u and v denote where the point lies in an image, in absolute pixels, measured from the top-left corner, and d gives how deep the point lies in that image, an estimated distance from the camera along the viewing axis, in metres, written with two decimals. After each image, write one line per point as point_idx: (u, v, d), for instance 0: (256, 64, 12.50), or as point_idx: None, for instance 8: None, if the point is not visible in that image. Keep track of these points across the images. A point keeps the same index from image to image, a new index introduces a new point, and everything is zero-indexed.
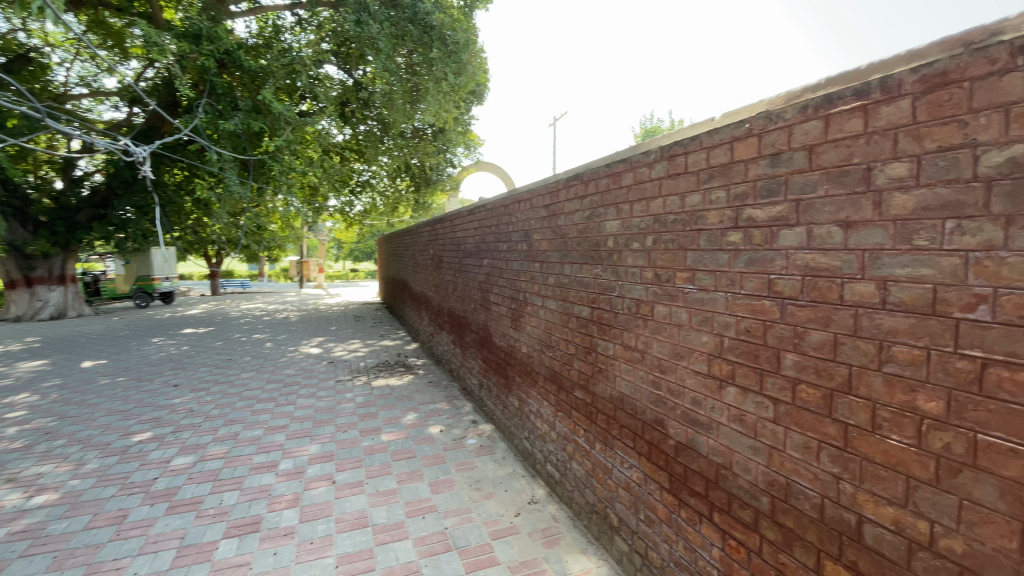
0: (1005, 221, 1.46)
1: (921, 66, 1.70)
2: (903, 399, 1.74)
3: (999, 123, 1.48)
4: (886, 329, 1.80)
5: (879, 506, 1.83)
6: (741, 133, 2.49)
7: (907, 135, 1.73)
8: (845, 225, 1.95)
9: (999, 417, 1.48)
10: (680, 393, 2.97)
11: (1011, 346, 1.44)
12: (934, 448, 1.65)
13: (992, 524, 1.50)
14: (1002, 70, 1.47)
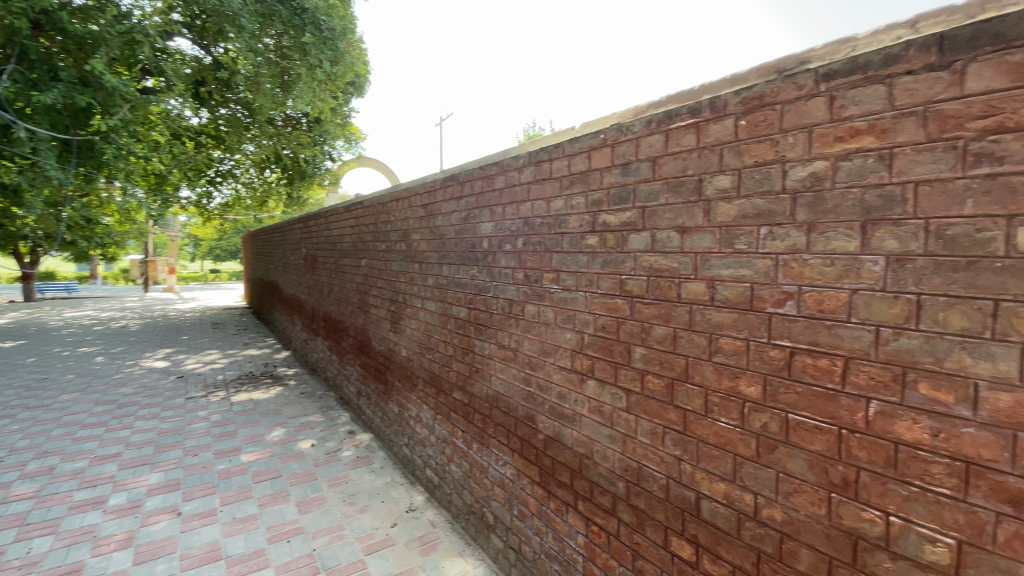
0: (807, 228, 1.71)
1: (743, 90, 1.94)
2: (729, 385, 1.98)
3: (804, 142, 1.72)
4: (714, 323, 2.04)
5: (711, 482, 2.06)
6: (597, 142, 2.70)
7: (731, 151, 1.98)
8: (681, 231, 2.20)
9: (805, 399, 1.72)
10: (547, 388, 3.10)
11: (813, 336, 1.70)
12: (755, 428, 1.89)
13: (804, 493, 1.73)
14: (808, 95, 1.72)
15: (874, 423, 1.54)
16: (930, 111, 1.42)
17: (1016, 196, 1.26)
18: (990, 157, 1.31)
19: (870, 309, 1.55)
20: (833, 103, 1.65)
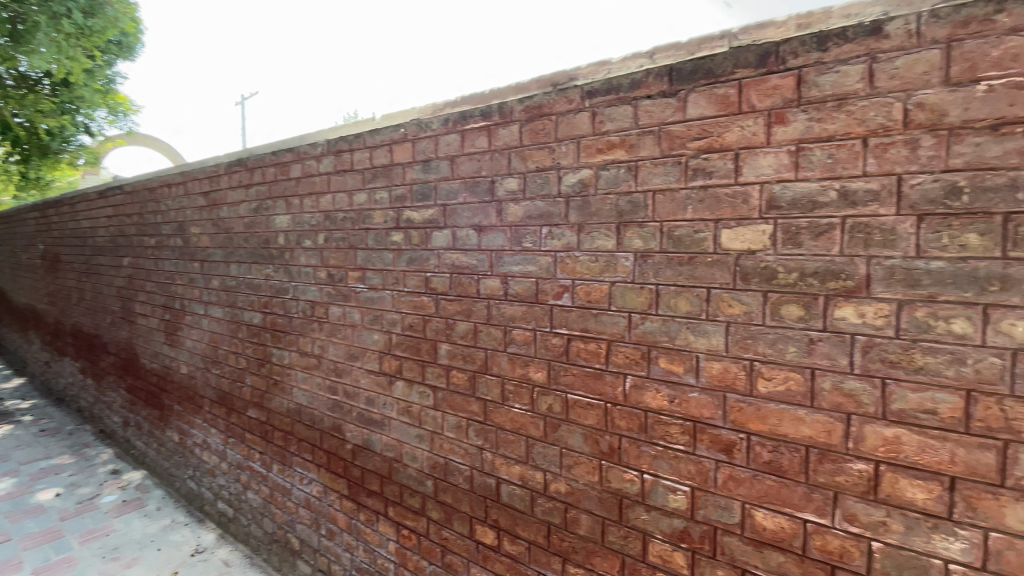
0: (578, 228, 1.93)
1: (525, 98, 2.09)
2: (521, 372, 2.13)
3: (574, 151, 1.94)
4: (508, 316, 2.17)
5: (509, 466, 2.18)
6: (397, 136, 2.63)
7: (517, 155, 2.13)
8: (478, 229, 2.28)
9: (580, 379, 1.94)
10: (354, 394, 2.94)
11: (584, 323, 1.92)
12: (542, 411, 2.06)
13: (582, 464, 1.94)
14: (576, 108, 1.94)
15: (630, 396, 1.80)
16: (663, 131, 1.71)
17: (720, 204, 1.58)
18: (704, 171, 1.62)
19: (624, 298, 1.81)
20: (595, 118, 1.88)
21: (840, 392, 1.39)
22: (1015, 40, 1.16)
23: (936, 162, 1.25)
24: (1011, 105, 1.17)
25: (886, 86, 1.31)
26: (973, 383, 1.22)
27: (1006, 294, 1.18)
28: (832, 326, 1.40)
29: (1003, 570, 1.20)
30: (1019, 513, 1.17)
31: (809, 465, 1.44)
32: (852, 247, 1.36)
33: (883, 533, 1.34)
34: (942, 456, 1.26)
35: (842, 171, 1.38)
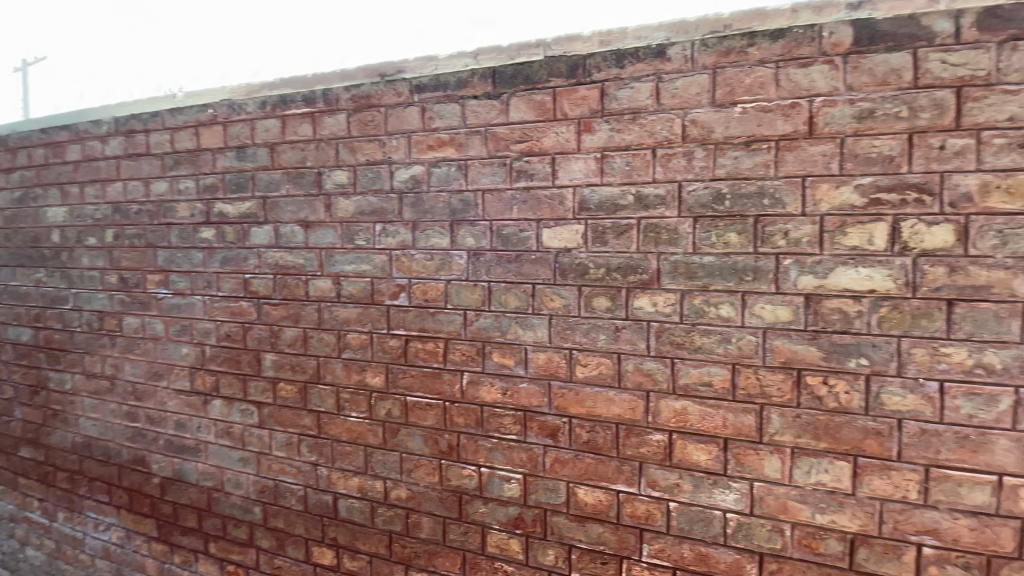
0: (411, 225, 1.88)
1: (351, 87, 1.96)
2: (357, 379, 2.01)
3: (404, 146, 1.88)
4: (341, 319, 2.03)
5: (347, 479, 2.06)
6: (205, 118, 2.28)
7: (345, 147, 1.99)
8: (305, 225, 2.09)
9: (418, 380, 1.90)
10: (159, 419, 2.50)
11: (420, 323, 1.88)
12: (381, 416, 1.97)
13: (422, 466, 1.91)
14: (404, 102, 1.88)
15: (465, 392, 1.82)
16: (488, 131, 1.74)
17: (541, 205, 1.67)
18: (526, 173, 1.69)
19: (459, 296, 1.81)
20: (424, 114, 1.84)
21: (642, 372, 1.57)
22: (759, 72, 1.41)
23: (706, 172, 1.47)
24: (757, 126, 1.41)
25: (670, 104, 1.50)
26: (737, 357, 1.46)
27: (756, 282, 1.43)
28: (634, 315, 1.57)
29: (761, 510, 1.46)
30: (769, 462, 1.45)
31: (620, 441, 1.61)
32: (647, 245, 1.55)
33: (677, 493, 1.55)
34: (717, 420, 1.49)
35: (638, 177, 1.55)
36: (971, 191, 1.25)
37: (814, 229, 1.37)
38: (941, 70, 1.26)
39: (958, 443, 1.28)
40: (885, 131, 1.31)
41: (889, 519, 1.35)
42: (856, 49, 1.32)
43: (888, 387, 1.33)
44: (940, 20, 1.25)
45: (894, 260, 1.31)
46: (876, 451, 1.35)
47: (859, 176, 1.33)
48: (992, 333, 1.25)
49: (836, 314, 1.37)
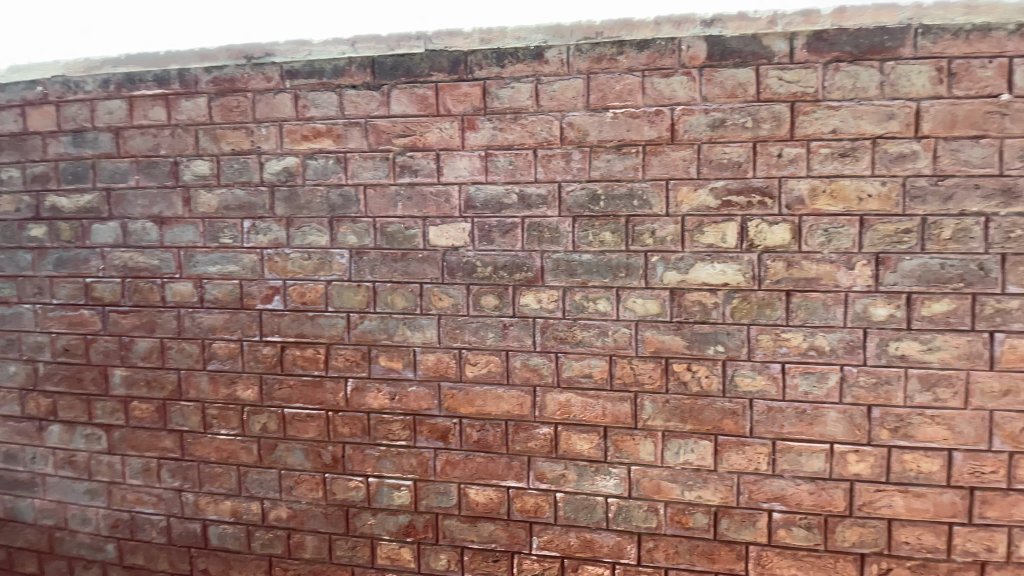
0: (286, 222, 1.74)
1: (213, 68, 1.76)
2: (227, 392, 1.82)
3: (276, 136, 1.73)
4: (206, 327, 1.82)
5: (218, 503, 1.86)
6: (32, 96, 1.92)
7: (206, 135, 1.79)
8: (159, 221, 1.85)
9: (297, 390, 1.76)
10: None
11: (299, 328, 1.75)
12: (256, 432, 1.81)
13: (304, 482, 1.78)
14: (275, 88, 1.72)
15: (350, 399, 1.72)
16: (368, 124, 1.66)
17: (425, 202, 1.63)
18: (409, 169, 1.63)
19: (340, 298, 1.71)
20: (297, 102, 1.71)
21: (528, 369, 1.60)
22: (628, 79, 1.48)
23: (583, 173, 1.53)
24: (627, 131, 1.50)
25: (548, 105, 1.54)
26: (613, 349, 1.54)
27: (629, 278, 1.52)
28: (520, 312, 1.59)
29: (638, 493, 1.55)
30: (644, 446, 1.54)
31: (508, 437, 1.62)
32: (530, 243, 1.57)
33: (563, 484, 1.60)
34: (597, 410, 1.56)
35: (520, 176, 1.57)
36: (803, 195, 1.42)
37: (677, 228, 1.48)
38: (778, 86, 1.41)
39: (797, 417, 1.46)
40: (734, 140, 1.44)
41: (745, 489, 1.50)
42: (710, 63, 1.44)
43: (741, 370, 1.48)
44: (777, 41, 1.41)
45: (744, 256, 1.46)
46: (734, 429, 1.49)
47: (714, 179, 1.46)
48: (821, 319, 1.43)
49: (697, 306, 1.49)
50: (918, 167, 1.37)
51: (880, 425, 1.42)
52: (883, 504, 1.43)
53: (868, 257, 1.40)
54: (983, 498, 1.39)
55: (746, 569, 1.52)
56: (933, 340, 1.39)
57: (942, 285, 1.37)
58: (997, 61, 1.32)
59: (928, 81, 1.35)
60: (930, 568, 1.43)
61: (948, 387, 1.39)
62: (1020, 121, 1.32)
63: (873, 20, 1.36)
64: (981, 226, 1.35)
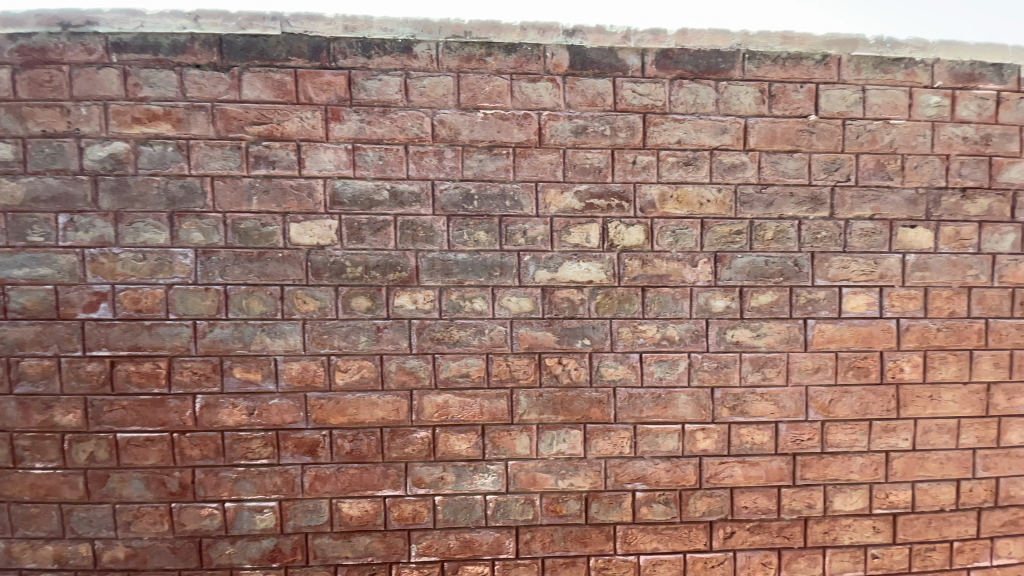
0: (114, 217, 1.50)
1: (17, 34, 1.46)
2: (39, 420, 1.52)
3: (99, 117, 1.48)
4: (9, 343, 1.51)
5: (31, 552, 1.55)
6: None
7: (6, 112, 1.47)
8: None
9: (133, 411, 1.53)
10: None
11: (133, 340, 1.52)
12: (80, 464, 1.53)
13: (145, 515, 1.55)
14: (99, 62, 1.47)
15: (201, 418, 1.53)
16: (216, 109, 1.49)
17: (285, 197, 1.51)
18: (266, 160, 1.50)
19: (186, 304, 1.51)
20: (126, 79, 1.48)
21: (403, 372, 1.55)
22: (496, 81, 1.51)
23: (455, 172, 1.52)
24: (497, 132, 1.52)
25: (418, 101, 1.51)
26: (489, 348, 1.55)
27: (503, 277, 1.54)
28: (393, 314, 1.54)
29: (515, 487, 1.58)
30: (520, 441, 1.57)
31: (384, 445, 1.56)
32: (403, 242, 1.52)
33: (442, 486, 1.57)
34: (475, 409, 1.56)
35: (390, 173, 1.51)
36: (655, 199, 1.55)
37: (546, 228, 1.54)
38: (633, 97, 1.53)
39: (654, 401, 1.59)
40: (596, 146, 1.53)
41: (612, 473, 1.60)
42: (573, 71, 1.51)
43: (606, 361, 1.58)
44: (630, 55, 1.52)
45: (606, 255, 1.55)
46: (601, 417, 1.58)
47: (579, 182, 1.54)
48: (672, 311, 1.58)
49: (565, 302, 1.56)
50: (747, 176, 1.56)
51: (722, 404, 1.60)
52: (726, 474, 1.62)
53: (709, 255, 1.57)
54: (802, 461, 1.63)
55: (615, 548, 1.62)
56: (761, 327, 1.59)
57: (767, 280, 1.58)
58: (805, 87, 1.55)
59: (753, 101, 1.55)
60: (764, 527, 1.64)
61: (774, 367, 1.60)
62: (822, 139, 1.57)
63: (710, 43, 1.53)
64: (795, 228, 1.58)
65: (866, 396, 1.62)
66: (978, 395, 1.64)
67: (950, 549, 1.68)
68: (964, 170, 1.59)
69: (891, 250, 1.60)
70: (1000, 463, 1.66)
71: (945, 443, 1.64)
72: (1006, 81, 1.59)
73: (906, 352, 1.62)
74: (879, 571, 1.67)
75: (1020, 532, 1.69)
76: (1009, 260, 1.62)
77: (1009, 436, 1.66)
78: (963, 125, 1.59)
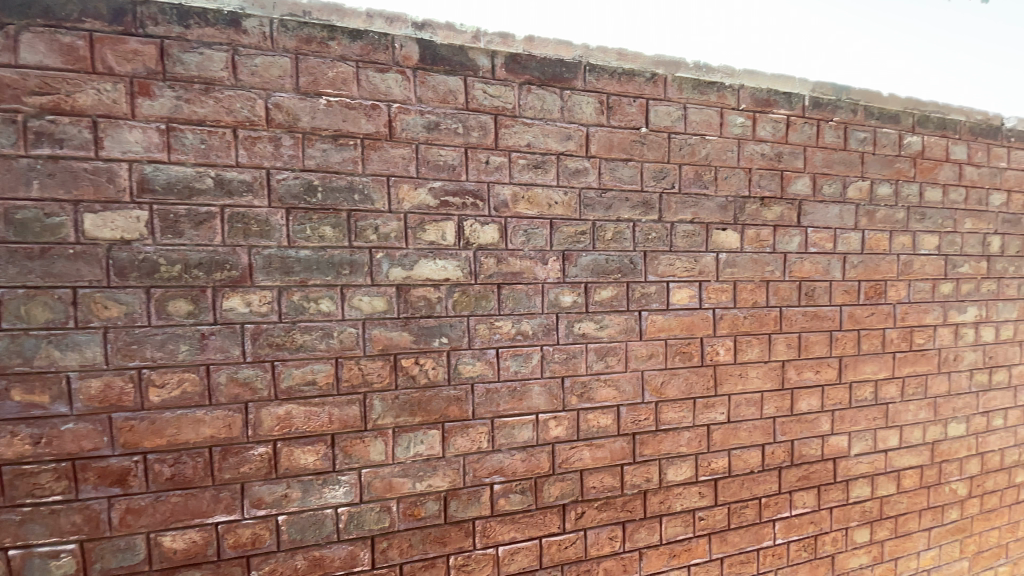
0: None
1: None
2: None
3: None
4: None
5: None
6: None
7: None
8: None
9: None
10: None
11: None
12: None
13: None
14: None
15: None
16: None
17: (77, 182, 1.26)
18: (50, 138, 1.24)
19: None
20: None
21: (237, 382, 1.39)
22: (340, 68, 1.42)
23: (295, 162, 1.40)
24: (343, 121, 1.43)
25: (250, 81, 1.36)
26: (338, 352, 1.46)
27: (353, 276, 1.46)
28: (224, 318, 1.37)
29: (369, 495, 1.51)
30: (375, 447, 1.51)
31: (215, 466, 1.39)
32: (233, 237, 1.37)
33: (286, 505, 1.45)
34: (323, 418, 1.46)
35: (216, 159, 1.35)
36: (508, 199, 1.59)
37: (398, 225, 1.49)
38: (484, 97, 1.54)
39: (510, 395, 1.63)
40: (448, 143, 1.52)
41: (470, 469, 1.61)
42: (422, 65, 1.48)
43: (463, 359, 1.58)
44: (480, 56, 1.53)
45: (462, 253, 1.55)
46: (459, 415, 1.58)
47: (432, 179, 1.51)
48: (525, 307, 1.63)
49: (421, 301, 1.52)
50: (589, 181, 1.67)
51: (571, 393, 1.70)
52: (576, 458, 1.72)
53: (558, 254, 1.66)
54: (640, 440, 1.79)
55: (474, 544, 1.63)
56: (604, 319, 1.72)
57: (608, 276, 1.72)
58: (638, 102, 1.71)
59: (595, 110, 1.66)
60: (610, 504, 1.78)
61: (615, 356, 1.74)
62: (653, 150, 1.74)
63: (555, 52, 1.61)
64: (630, 229, 1.73)
65: (691, 377, 1.84)
66: (776, 371, 1.95)
67: (759, 505, 1.98)
68: (763, 182, 1.88)
69: (708, 249, 1.83)
70: (792, 428, 2.00)
71: (752, 414, 1.93)
72: (792, 108, 1.91)
73: (721, 337, 1.87)
74: (705, 531, 1.90)
75: (809, 484, 2.05)
76: (795, 258, 1.95)
77: (799, 405, 2.00)
78: (762, 143, 1.88)
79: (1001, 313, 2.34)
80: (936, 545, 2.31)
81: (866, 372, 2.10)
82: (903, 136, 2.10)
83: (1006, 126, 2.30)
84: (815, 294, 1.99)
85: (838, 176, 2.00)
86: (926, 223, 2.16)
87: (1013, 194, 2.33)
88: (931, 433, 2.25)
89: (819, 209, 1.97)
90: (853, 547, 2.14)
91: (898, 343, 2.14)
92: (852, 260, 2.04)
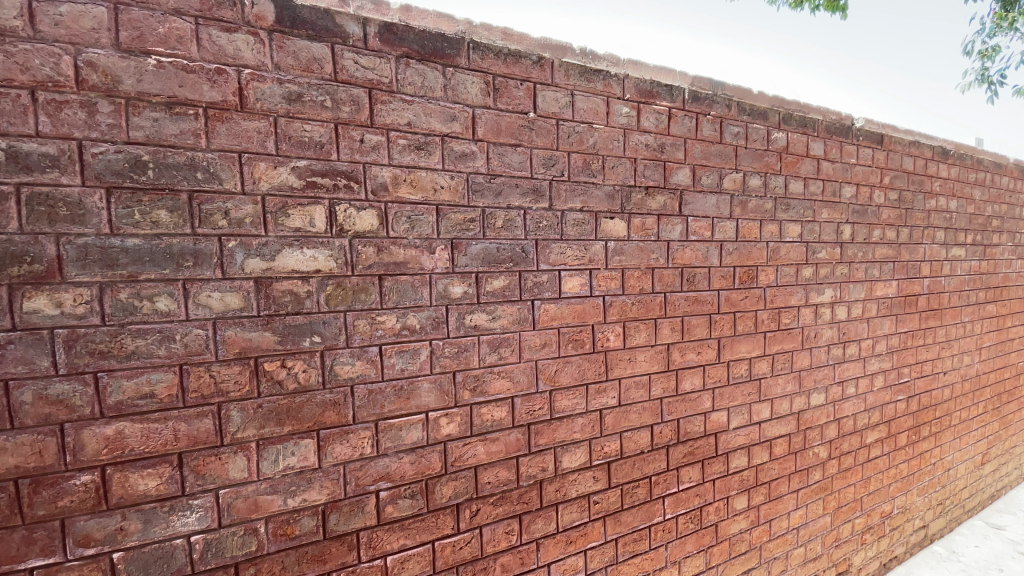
0: None
1: None
2: None
3: None
4: None
5: None
6: None
7: None
8: None
9: None
10: None
11: None
12: None
13: None
14: None
15: None
16: None
17: None
18: None
19: None
20: None
21: (47, 401, 1.14)
22: (174, 24, 1.21)
23: (117, 133, 1.17)
24: (179, 86, 1.22)
25: (54, 34, 1.11)
26: (183, 357, 1.25)
27: (198, 269, 1.25)
28: (25, 322, 1.11)
29: (231, 518, 1.33)
30: (233, 463, 1.32)
31: (23, 502, 1.13)
32: (34, 223, 1.11)
33: (123, 539, 1.22)
34: (165, 436, 1.25)
35: (9, 126, 1.08)
36: (387, 182, 1.46)
37: (256, 209, 1.31)
38: (355, 69, 1.40)
39: (395, 394, 1.52)
40: (314, 118, 1.36)
41: (352, 477, 1.47)
42: (279, 28, 1.31)
43: (340, 359, 1.44)
44: (349, 23, 1.39)
45: (335, 241, 1.41)
46: (336, 421, 1.44)
47: (295, 158, 1.35)
48: (411, 300, 1.52)
49: (287, 296, 1.36)
50: (477, 165, 1.59)
51: (462, 387, 1.62)
52: (469, 455, 1.65)
53: (445, 242, 1.56)
54: (535, 430, 1.77)
55: (359, 557, 1.50)
56: (495, 310, 1.66)
57: (498, 265, 1.66)
58: (524, 85, 1.66)
59: (479, 92, 1.58)
60: (506, 498, 1.73)
61: (508, 347, 1.70)
62: (541, 136, 1.70)
63: (435, 26, 1.50)
64: (520, 218, 1.68)
65: (583, 364, 1.84)
66: (662, 354, 2.02)
67: (649, 483, 2.05)
68: (647, 172, 1.93)
69: (597, 238, 1.84)
70: (678, 408, 2.09)
71: (642, 396, 1.99)
72: (674, 100, 1.98)
73: (610, 324, 1.90)
74: (599, 514, 1.93)
75: (694, 459, 2.16)
76: (678, 246, 2.03)
77: (684, 385, 2.10)
78: (646, 133, 1.92)
79: (851, 293, 2.63)
80: (803, 504, 2.56)
81: (741, 351, 2.25)
82: (771, 132, 2.27)
83: (855, 126, 2.57)
84: (696, 279, 2.09)
85: (715, 167, 2.10)
86: (790, 213, 2.36)
87: (860, 188, 2.62)
88: (797, 404, 2.48)
89: (698, 199, 2.07)
90: (734, 513, 2.31)
91: (769, 323, 2.32)
92: (728, 247, 2.16)
